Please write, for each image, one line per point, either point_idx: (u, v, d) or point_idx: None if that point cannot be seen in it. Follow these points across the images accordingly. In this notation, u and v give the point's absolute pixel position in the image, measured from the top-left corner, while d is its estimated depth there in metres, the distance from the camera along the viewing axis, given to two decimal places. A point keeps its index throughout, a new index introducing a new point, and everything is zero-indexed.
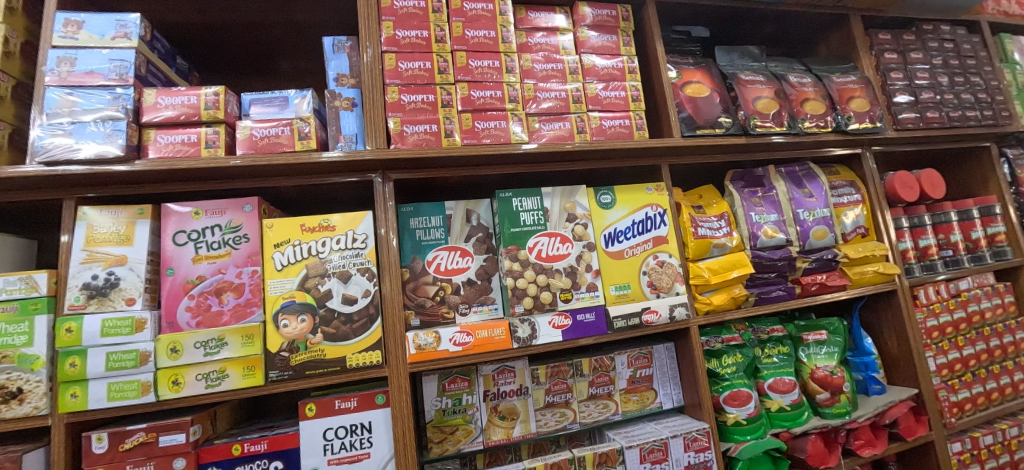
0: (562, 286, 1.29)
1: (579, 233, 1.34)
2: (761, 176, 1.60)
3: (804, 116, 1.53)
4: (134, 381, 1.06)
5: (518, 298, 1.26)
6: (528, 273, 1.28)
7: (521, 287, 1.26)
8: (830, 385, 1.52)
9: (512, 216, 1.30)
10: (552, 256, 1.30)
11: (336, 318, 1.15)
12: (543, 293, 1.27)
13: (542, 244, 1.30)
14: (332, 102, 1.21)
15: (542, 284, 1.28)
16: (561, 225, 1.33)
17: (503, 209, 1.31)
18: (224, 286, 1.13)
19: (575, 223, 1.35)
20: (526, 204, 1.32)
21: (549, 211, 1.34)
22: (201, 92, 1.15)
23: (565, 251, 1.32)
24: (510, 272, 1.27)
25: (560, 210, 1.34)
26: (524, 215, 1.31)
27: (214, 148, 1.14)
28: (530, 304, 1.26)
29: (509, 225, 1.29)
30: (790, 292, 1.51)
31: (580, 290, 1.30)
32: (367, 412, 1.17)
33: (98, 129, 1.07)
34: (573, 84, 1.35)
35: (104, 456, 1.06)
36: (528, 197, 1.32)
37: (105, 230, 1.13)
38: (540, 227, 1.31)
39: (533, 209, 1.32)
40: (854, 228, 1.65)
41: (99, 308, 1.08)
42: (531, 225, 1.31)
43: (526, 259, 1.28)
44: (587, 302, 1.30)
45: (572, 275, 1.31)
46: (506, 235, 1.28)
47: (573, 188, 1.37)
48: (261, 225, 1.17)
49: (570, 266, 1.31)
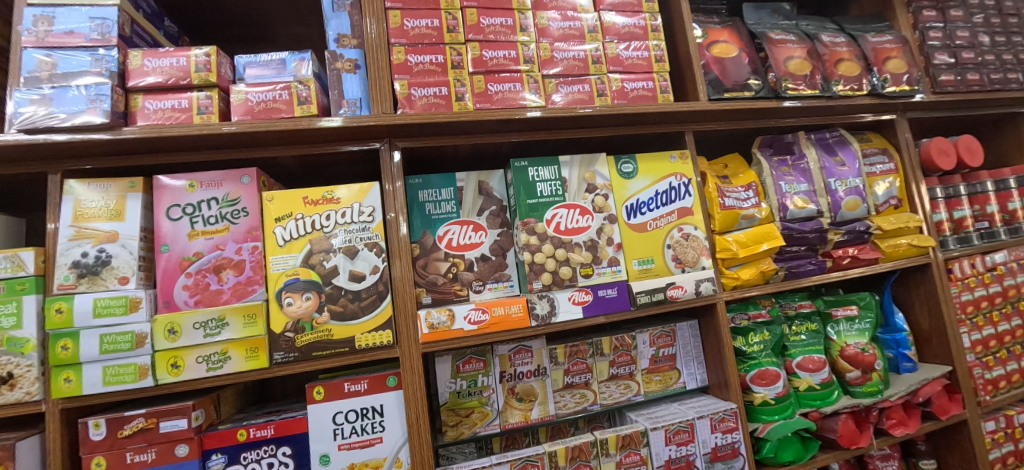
0: (582, 260, 1.21)
1: (599, 204, 1.26)
2: (790, 143, 1.50)
3: (837, 78, 1.42)
4: (130, 364, 1.00)
5: (536, 274, 1.18)
6: (545, 248, 1.19)
7: (539, 262, 1.18)
8: (861, 363, 1.44)
9: (528, 187, 1.21)
10: (571, 229, 1.22)
11: (343, 296, 1.08)
12: (562, 268, 1.20)
13: (560, 217, 1.22)
14: (333, 63, 1.11)
15: (561, 259, 1.20)
16: (580, 196, 1.25)
17: (518, 179, 1.22)
18: (222, 264, 1.06)
19: (595, 194, 1.26)
20: (543, 174, 1.23)
21: (568, 181, 1.25)
22: (190, 53, 1.06)
23: (585, 224, 1.23)
24: (526, 246, 1.19)
25: (579, 180, 1.26)
26: (540, 186, 1.22)
27: (207, 114, 1.05)
28: (548, 280, 1.19)
29: (525, 197, 1.21)
30: (821, 267, 1.43)
31: (601, 264, 1.23)
32: (378, 395, 1.11)
33: (81, 93, 0.99)
34: (592, 44, 1.25)
35: (102, 443, 1.01)
36: (545, 167, 1.24)
37: (93, 204, 1.05)
38: (558, 198, 1.23)
39: (551, 179, 1.23)
40: (887, 199, 1.55)
41: (91, 287, 1.01)
42: (548, 196, 1.22)
43: (544, 233, 1.20)
44: (608, 277, 1.23)
45: (592, 248, 1.23)
46: (522, 207, 1.20)
47: (593, 156, 1.28)
48: (261, 197, 1.09)
49: (590, 240, 1.23)
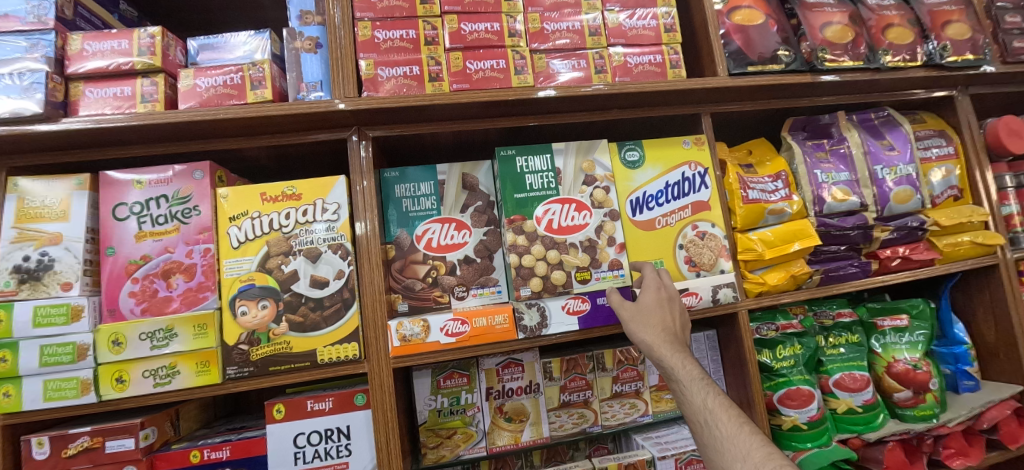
0: (578, 263, 1.04)
1: (599, 199, 1.09)
2: (828, 125, 1.29)
3: (885, 47, 1.21)
4: (72, 378, 0.91)
5: (524, 280, 1.02)
6: (535, 249, 1.03)
7: (527, 266, 1.02)
8: (913, 382, 1.24)
9: (516, 180, 1.06)
10: (565, 227, 1.06)
11: (303, 304, 0.96)
12: (554, 273, 1.03)
13: (553, 213, 1.06)
14: (291, 43, 0.99)
15: (554, 262, 1.03)
16: (576, 190, 1.08)
17: (504, 170, 1.07)
18: (172, 268, 0.95)
19: (594, 186, 1.09)
20: (533, 164, 1.08)
21: (562, 172, 1.09)
22: (134, 34, 0.95)
23: (582, 221, 1.07)
24: (513, 247, 1.04)
25: (575, 171, 1.10)
26: (530, 178, 1.07)
27: (151, 103, 0.95)
28: (538, 286, 1.02)
29: (512, 191, 1.06)
30: (865, 270, 1.22)
31: (600, 268, 1.06)
32: (344, 415, 0.99)
33: (14, 82, 0.90)
34: (590, 13, 1.08)
35: (45, 463, 0.92)
36: (536, 156, 1.08)
37: (36, 203, 0.96)
38: (551, 192, 1.07)
39: (542, 171, 1.08)
40: (944, 190, 1.32)
41: (32, 294, 0.93)
42: (539, 190, 1.07)
43: (534, 232, 1.04)
44: (610, 283, 1.05)
45: (590, 250, 1.06)
46: (509, 202, 1.05)
47: (592, 142, 1.11)
48: (215, 194, 0.98)
49: (588, 240, 1.06)
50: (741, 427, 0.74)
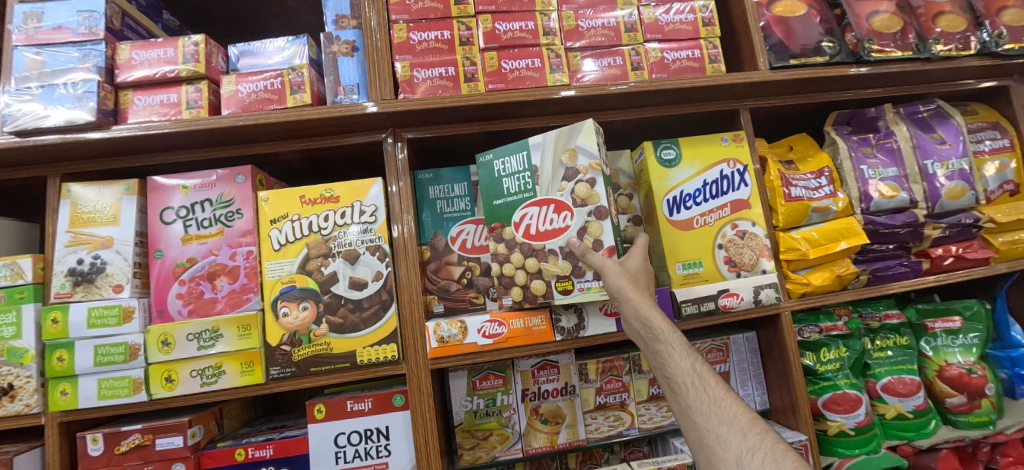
0: (558, 272, 0.94)
1: (581, 195, 0.94)
2: (874, 119, 1.25)
3: (936, 35, 1.15)
4: (124, 377, 0.94)
5: (504, 288, 0.96)
6: (513, 256, 0.96)
7: (507, 275, 0.96)
8: (967, 387, 1.18)
9: (492, 185, 0.99)
10: (544, 232, 0.95)
11: (342, 305, 0.97)
12: (534, 282, 0.95)
13: (530, 217, 0.96)
14: (329, 47, 1.00)
15: (534, 270, 0.95)
16: (555, 188, 0.95)
17: (484, 176, 1.01)
18: (217, 270, 0.98)
19: (577, 180, 0.94)
20: (508, 164, 0.98)
21: (540, 170, 0.96)
22: (179, 43, 0.98)
23: (562, 224, 0.94)
24: (494, 255, 0.97)
25: (553, 164, 0.95)
26: (506, 181, 0.98)
27: (196, 109, 0.97)
28: (518, 296, 0.96)
29: (491, 197, 0.99)
30: (915, 269, 1.18)
31: (583, 277, 0.95)
32: (383, 415, 0.99)
33: (69, 91, 0.94)
34: (625, 9, 1.07)
35: (100, 459, 0.96)
36: (510, 155, 0.98)
37: (89, 208, 1.00)
38: (528, 192, 0.96)
39: (518, 171, 0.97)
40: (999, 184, 1.24)
41: (86, 296, 0.96)
42: (516, 192, 0.97)
43: (511, 239, 0.96)
44: (598, 294, 0.94)
45: (571, 256, 0.95)
46: (485, 210, 0.99)
47: (572, 127, 0.95)
48: (256, 198, 1.00)
49: (569, 245, 0.94)
50: (728, 394, 0.69)
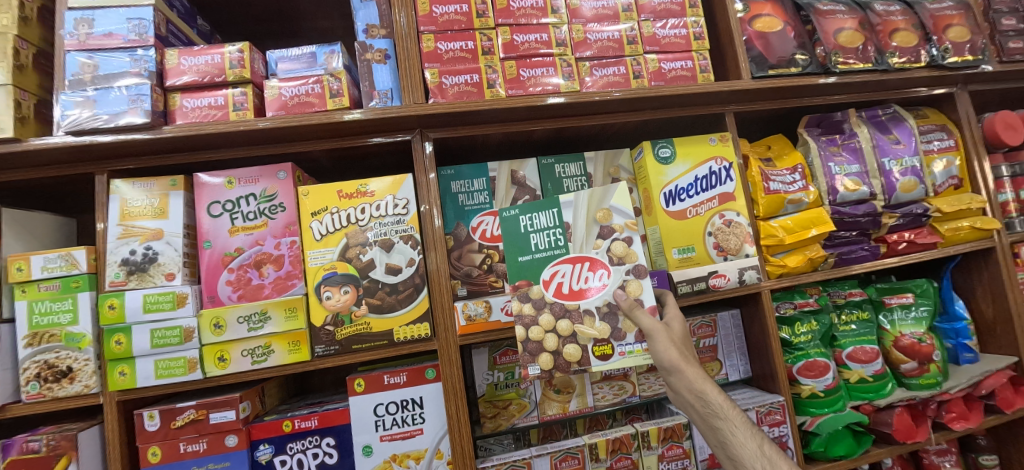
0: (595, 335, 0.94)
1: (619, 253, 0.96)
2: (840, 121, 1.42)
3: (892, 50, 1.33)
4: (180, 357, 1.03)
5: (531, 356, 0.94)
6: (543, 319, 0.94)
7: (535, 340, 0.94)
8: (917, 354, 1.37)
9: (520, 242, 0.99)
10: (577, 291, 0.95)
11: (380, 289, 1.08)
12: (566, 347, 0.93)
13: (562, 275, 0.97)
14: (363, 55, 1.10)
15: (566, 333, 0.94)
16: (589, 246, 0.97)
17: (507, 231, 1.01)
18: (263, 259, 1.07)
19: (612, 239, 0.97)
20: (537, 222, 0.99)
21: (571, 227, 0.98)
22: (224, 50, 1.07)
23: (597, 283, 0.96)
24: (520, 317, 0.95)
25: (588, 223, 0.98)
26: (535, 238, 0.99)
27: (242, 111, 1.06)
28: (547, 364, 0.93)
29: (516, 254, 0.99)
30: (874, 253, 1.35)
31: (624, 341, 0.94)
32: (418, 387, 1.11)
33: (122, 94, 1.00)
34: (627, 24, 1.20)
35: (156, 434, 1.04)
36: (540, 212, 1.00)
37: (138, 203, 1.08)
38: (560, 249, 0.98)
39: (546, 227, 0.99)
40: (946, 179, 1.44)
41: (140, 284, 1.04)
42: (546, 248, 0.98)
43: (540, 298, 0.96)
44: (639, 358, 0.93)
45: (609, 317, 0.94)
46: (512, 267, 0.98)
47: (605, 189, 0.98)
48: (297, 192, 1.10)
49: (606, 304, 0.95)
50: None
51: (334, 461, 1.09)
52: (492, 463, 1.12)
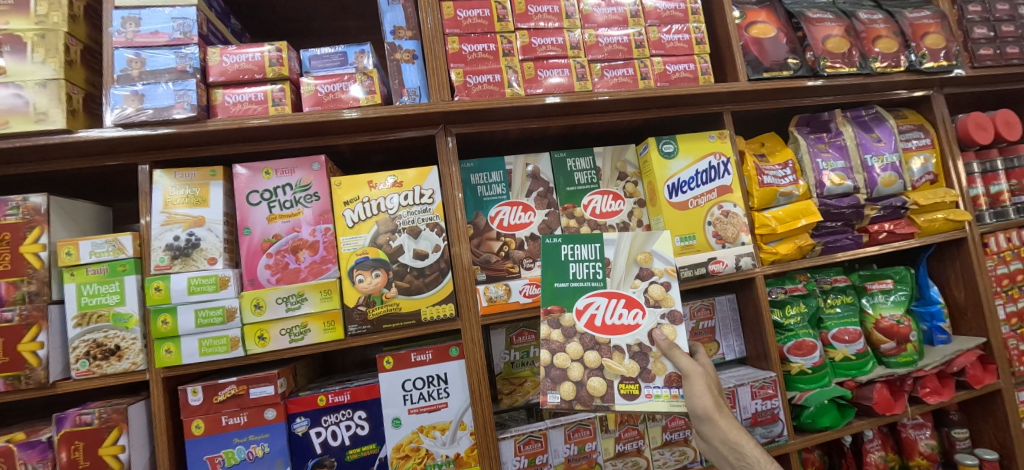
0: (623, 372, 0.97)
1: (655, 295, 1.02)
2: (827, 121, 1.54)
3: (875, 55, 1.44)
4: (223, 336, 1.10)
5: (554, 383, 0.98)
6: (571, 348, 0.99)
7: (559, 367, 0.98)
8: (896, 335, 1.49)
9: (559, 269, 1.03)
10: (610, 327, 1.00)
11: (408, 272, 1.17)
12: (591, 379, 0.98)
13: (597, 308, 1.01)
14: (392, 55, 1.18)
15: (592, 366, 0.98)
16: (628, 284, 1.02)
17: (548, 258, 1.05)
18: (299, 244, 1.15)
19: (651, 281, 1.02)
20: (580, 253, 1.04)
21: (612, 264, 1.03)
22: (263, 49, 1.14)
23: (631, 321, 1.00)
24: (548, 342, 1.00)
25: (628, 262, 1.04)
26: (574, 267, 1.04)
27: (281, 106, 1.13)
28: (569, 393, 0.97)
29: (553, 279, 1.03)
30: (857, 242, 1.48)
31: (653, 383, 0.97)
32: (442, 364, 1.20)
33: (169, 89, 1.07)
34: (635, 28, 1.30)
35: (200, 408, 1.12)
36: (583, 245, 1.04)
37: (180, 192, 1.14)
38: (596, 284, 1.02)
39: (588, 261, 1.04)
40: (922, 175, 1.56)
41: (184, 267, 1.11)
42: (584, 280, 1.03)
43: (571, 327, 1.00)
44: (664, 402, 0.95)
45: (639, 356, 0.98)
46: (547, 291, 1.02)
47: (650, 233, 1.04)
48: (330, 183, 1.18)
49: (638, 344, 0.99)
50: None
51: (365, 432, 1.17)
52: (510, 434, 1.19)
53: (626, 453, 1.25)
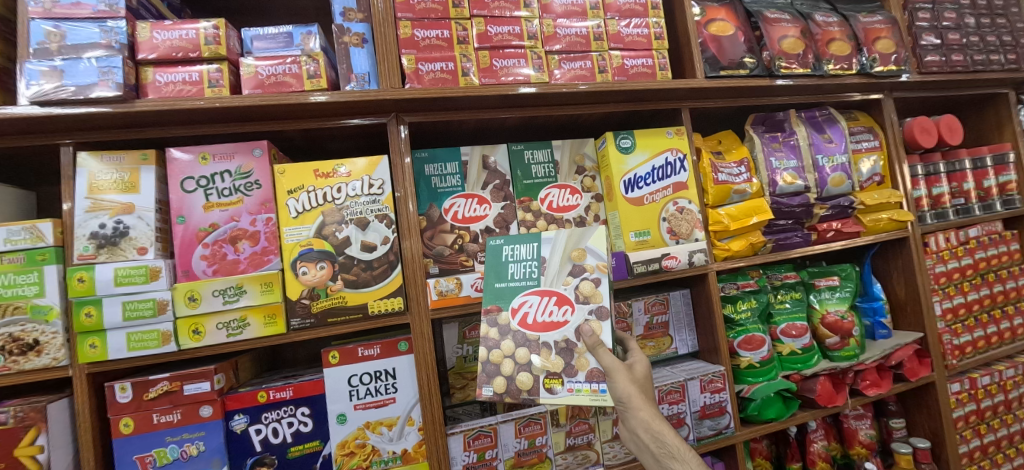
0: (548, 367, 0.96)
1: (586, 292, 0.99)
2: (782, 120, 1.56)
3: (828, 57, 1.47)
4: (153, 330, 1.04)
5: (487, 378, 0.97)
6: (505, 344, 0.98)
7: (494, 363, 0.98)
8: (840, 330, 1.54)
9: (499, 269, 1.03)
10: (541, 323, 0.98)
11: (355, 265, 1.13)
12: (521, 374, 0.97)
13: (530, 305, 1.00)
14: (340, 37, 1.13)
15: (523, 361, 0.97)
16: (560, 281, 1.00)
17: (490, 259, 1.05)
18: (238, 234, 1.10)
19: (583, 277, 1.00)
20: (518, 252, 1.04)
21: (547, 262, 1.02)
22: (198, 25, 1.07)
23: (561, 318, 0.99)
24: (486, 339, 0.99)
25: (562, 260, 1.02)
26: (513, 267, 1.03)
27: (218, 88, 1.07)
28: (501, 387, 0.96)
29: (493, 279, 1.03)
30: (806, 240, 1.51)
31: (575, 378, 0.95)
32: (391, 358, 1.17)
33: (92, 65, 0.99)
34: (594, 21, 1.28)
35: (129, 405, 1.06)
36: (522, 244, 1.05)
37: (106, 177, 1.07)
38: (531, 282, 1.01)
39: (527, 259, 1.03)
40: (870, 176, 1.61)
41: (111, 257, 1.05)
42: (520, 279, 1.02)
43: (506, 325, 0.99)
44: (585, 397, 0.94)
45: (565, 353, 0.97)
46: (487, 291, 1.02)
47: (584, 230, 1.03)
48: (273, 170, 1.13)
49: (565, 340, 0.98)
50: None
51: (309, 429, 1.14)
52: (460, 429, 1.17)
53: (577, 446, 1.25)
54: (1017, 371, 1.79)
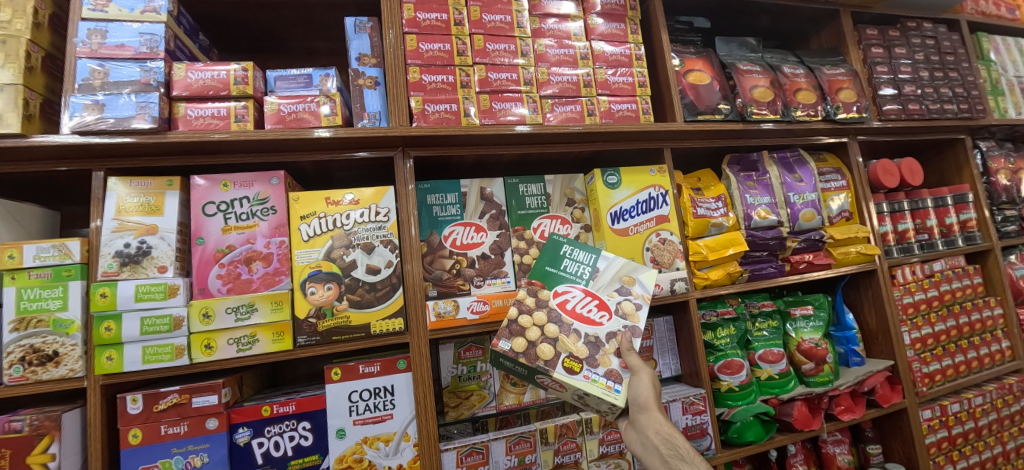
0: (571, 350, 1.03)
1: (626, 310, 1.09)
2: (755, 161, 1.70)
3: (796, 105, 1.63)
4: (168, 344, 1.11)
5: (510, 333, 1.05)
6: (538, 315, 1.07)
7: (520, 325, 1.06)
8: (814, 356, 1.64)
9: (554, 257, 1.14)
10: (578, 314, 1.08)
11: (360, 286, 1.22)
12: (542, 344, 1.04)
13: (573, 295, 1.09)
14: (356, 80, 1.27)
15: (549, 335, 1.05)
16: (605, 291, 1.10)
17: (550, 247, 1.16)
18: (253, 256, 1.19)
19: (626, 298, 1.10)
20: (577, 254, 1.13)
21: (600, 272, 1.12)
22: (229, 67, 1.19)
23: (597, 319, 1.08)
24: (519, 303, 1.09)
25: (613, 277, 1.12)
26: (567, 262, 1.13)
27: (243, 123, 1.17)
28: (520, 347, 1.03)
29: (546, 263, 1.13)
30: (780, 270, 1.62)
31: (595, 369, 1.02)
32: (390, 376, 1.24)
33: (131, 100, 1.09)
34: (584, 69, 1.42)
35: (138, 416, 1.11)
36: (582, 249, 1.13)
37: (132, 200, 1.15)
38: (579, 281, 1.11)
39: (582, 263, 1.13)
40: (840, 212, 1.74)
41: (132, 274, 1.12)
42: (570, 274, 1.12)
43: (546, 300, 1.09)
44: (598, 388, 1.00)
45: (592, 345, 1.05)
46: (537, 270, 1.12)
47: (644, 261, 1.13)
48: (287, 197, 1.23)
49: (595, 336, 1.06)
50: None
51: (309, 443, 1.19)
52: (453, 446, 1.24)
53: (564, 465, 1.30)
54: (986, 399, 1.87)
